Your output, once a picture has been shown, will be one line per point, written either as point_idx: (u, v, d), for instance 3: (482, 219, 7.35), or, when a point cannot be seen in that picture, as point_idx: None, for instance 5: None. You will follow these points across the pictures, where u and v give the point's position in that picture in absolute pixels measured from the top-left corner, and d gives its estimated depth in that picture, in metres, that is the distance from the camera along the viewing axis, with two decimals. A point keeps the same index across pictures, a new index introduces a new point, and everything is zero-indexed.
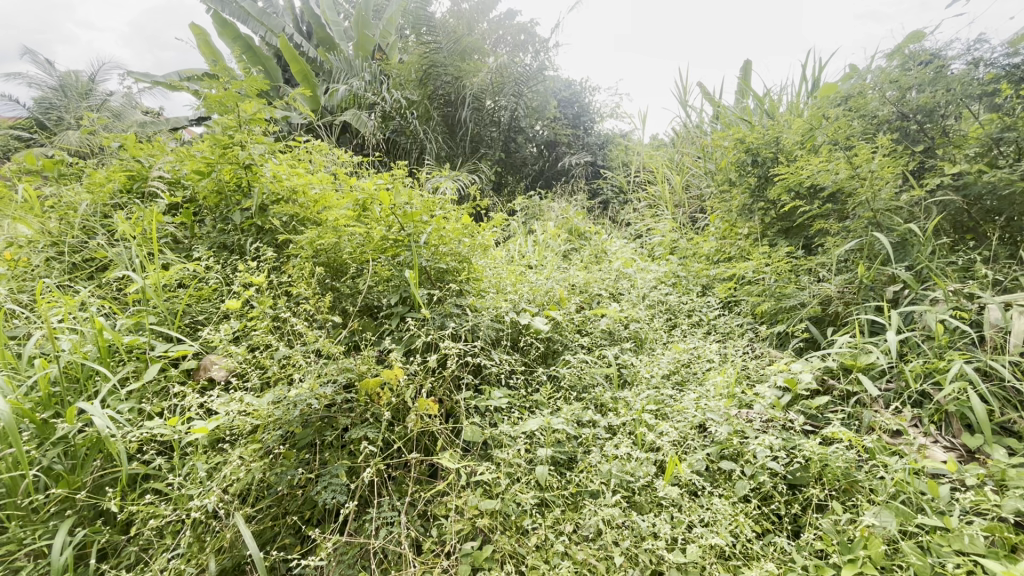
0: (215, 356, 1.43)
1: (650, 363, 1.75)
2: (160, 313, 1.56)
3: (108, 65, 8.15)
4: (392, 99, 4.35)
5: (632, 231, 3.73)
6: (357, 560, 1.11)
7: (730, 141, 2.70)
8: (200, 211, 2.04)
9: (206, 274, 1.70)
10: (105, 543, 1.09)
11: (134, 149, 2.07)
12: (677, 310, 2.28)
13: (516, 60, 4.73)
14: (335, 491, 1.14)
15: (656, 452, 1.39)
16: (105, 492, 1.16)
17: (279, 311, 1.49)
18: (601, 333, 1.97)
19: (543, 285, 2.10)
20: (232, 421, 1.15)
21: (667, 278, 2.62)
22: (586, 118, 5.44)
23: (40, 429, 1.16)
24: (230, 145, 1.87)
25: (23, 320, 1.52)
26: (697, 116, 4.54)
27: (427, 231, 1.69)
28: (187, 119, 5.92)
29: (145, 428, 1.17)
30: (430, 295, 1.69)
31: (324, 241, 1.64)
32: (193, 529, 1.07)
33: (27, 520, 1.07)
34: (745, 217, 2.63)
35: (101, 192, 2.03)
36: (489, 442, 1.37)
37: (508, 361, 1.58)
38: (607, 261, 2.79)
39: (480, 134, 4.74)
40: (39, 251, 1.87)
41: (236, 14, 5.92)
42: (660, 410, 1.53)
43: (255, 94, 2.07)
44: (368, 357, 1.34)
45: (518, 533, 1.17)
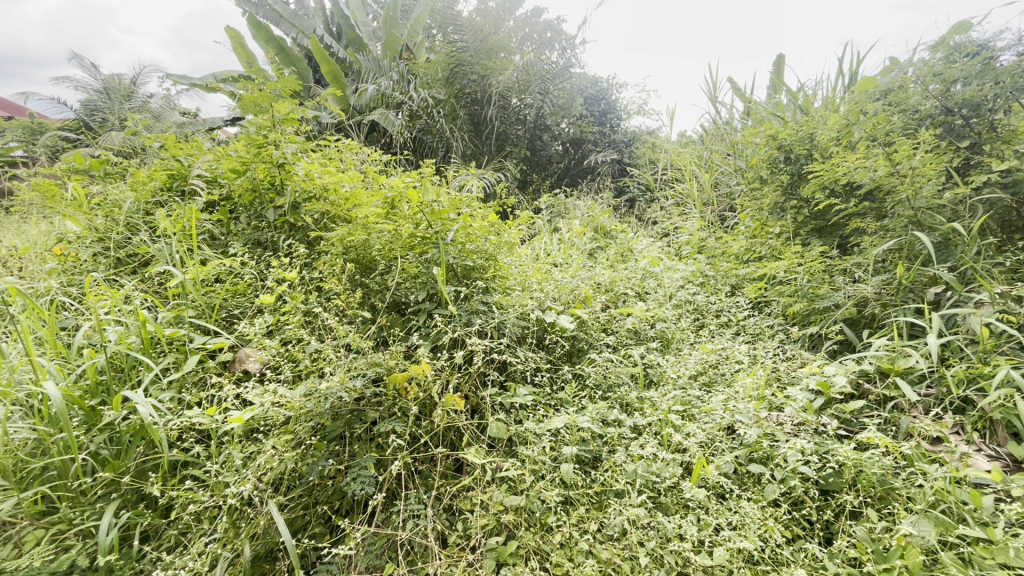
0: (250, 349, 1.47)
1: (677, 363, 1.74)
2: (199, 307, 1.62)
3: (148, 68, 8.43)
4: (419, 98, 4.41)
5: (659, 230, 3.68)
6: (385, 551, 1.14)
7: (762, 138, 2.64)
8: (236, 209, 2.10)
9: (241, 270, 1.75)
10: (146, 526, 1.14)
11: (174, 149, 2.15)
12: (705, 310, 2.25)
13: (542, 57, 4.83)
14: (364, 482, 1.16)
15: (682, 453, 1.38)
16: (148, 477, 1.21)
17: (310, 307, 1.52)
18: (626, 332, 1.95)
19: (569, 283, 2.09)
20: (266, 412, 1.19)
21: (694, 278, 2.58)
22: (612, 115, 5.37)
23: (88, 415, 1.22)
24: (265, 144, 1.94)
25: (74, 312, 1.59)
26: (727, 112, 4.47)
27: (454, 228, 1.71)
28: (222, 119, 6.12)
29: (184, 417, 1.21)
30: (457, 292, 1.70)
31: (354, 238, 1.66)
32: (229, 515, 1.11)
33: (76, 501, 1.14)
34: (777, 216, 2.56)
35: (144, 190, 2.11)
36: (514, 438, 1.37)
37: (533, 358, 1.58)
38: (634, 259, 2.76)
39: (506, 132, 4.74)
40: (87, 246, 1.97)
41: (269, 16, 6.07)
42: (687, 411, 1.52)
43: (288, 94, 2.11)
44: (395, 352, 1.36)
45: (543, 530, 1.18)
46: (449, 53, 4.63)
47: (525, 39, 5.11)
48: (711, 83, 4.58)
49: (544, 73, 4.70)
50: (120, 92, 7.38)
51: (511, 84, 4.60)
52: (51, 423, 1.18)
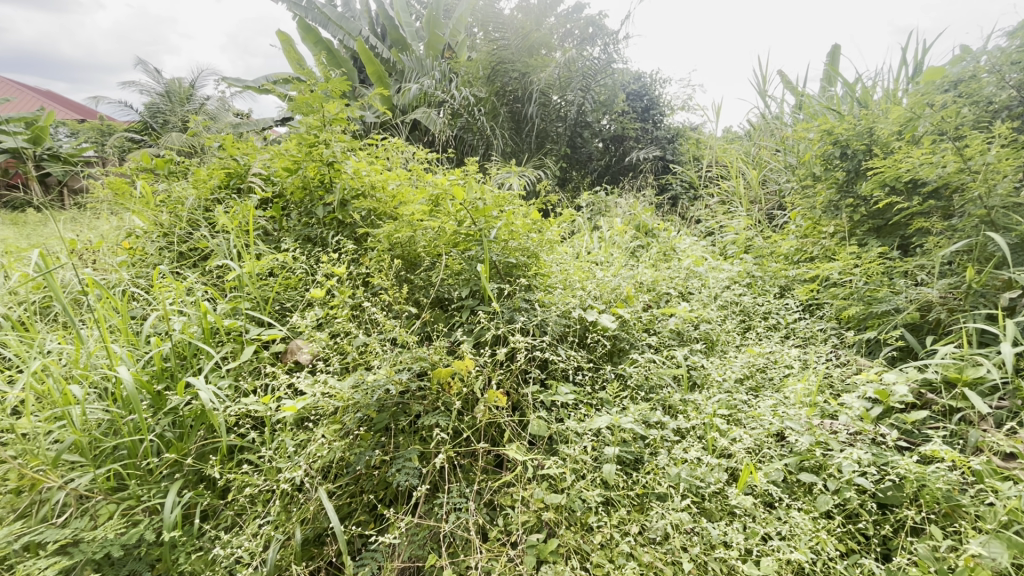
0: (301, 341, 1.53)
1: (722, 366, 1.69)
2: (254, 299, 1.70)
3: (206, 72, 8.83)
4: (461, 96, 4.47)
5: (704, 228, 3.58)
6: (427, 542, 1.16)
7: (816, 132, 2.52)
8: (288, 206, 2.19)
9: (293, 264, 1.82)
10: (206, 506, 1.20)
11: (231, 149, 2.26)
12: (752, 312, 2.19)
13: (584, 53, 4.79)
14: (408, 474, 1.18)
15: (728, 459, 1.34)
16: (208, 460, 1.28)
17: (358, 301, 1.58)
18: (669, 333, 1.90)
19: (611, 282, 2.05)
20: (317, 401, 1.24)
21: (741, 278, 2.50)
22: (655, 111, 5.11)
23: (155, 399, 1.31)
24: (316, 144, 2.01)
25: (143, 302, 1.70)
26: (777, 107, 4.30)
27: (497, 226, 1.74)
28: (273, 120, 6.37)
29: (241, 404, 1.28)
30: (500, 289, 1.70)
31: (401, 235, 1.71)
32: (281, 499, 1.16)
33: (144, 479, 1.21)
34: (831, 215, 2.43)
35: (204, 188, 2.23)
36: (555, 437, 1.37)
37: (575, 357, 1.56)
38: (677, 258, 2.69)
39: (547, 129, 4.73)
40: (153, 241, 2.10)
41: (319, 19, 6.27)
42: (732, 416, 1.48)
43: (337, 94, 2.17)
44: (439, 347, 1.38)
45: (583, 530, 1.17)
46: (490, 52, 4.67)
47: (567, 36, 5.10)
48: (761, 77, 4.41)
49: (586, 69, 4.66)
50: (178, 95, 7.68)
51: (552, 81, 4.58)
52: (123, 405, 1.27)
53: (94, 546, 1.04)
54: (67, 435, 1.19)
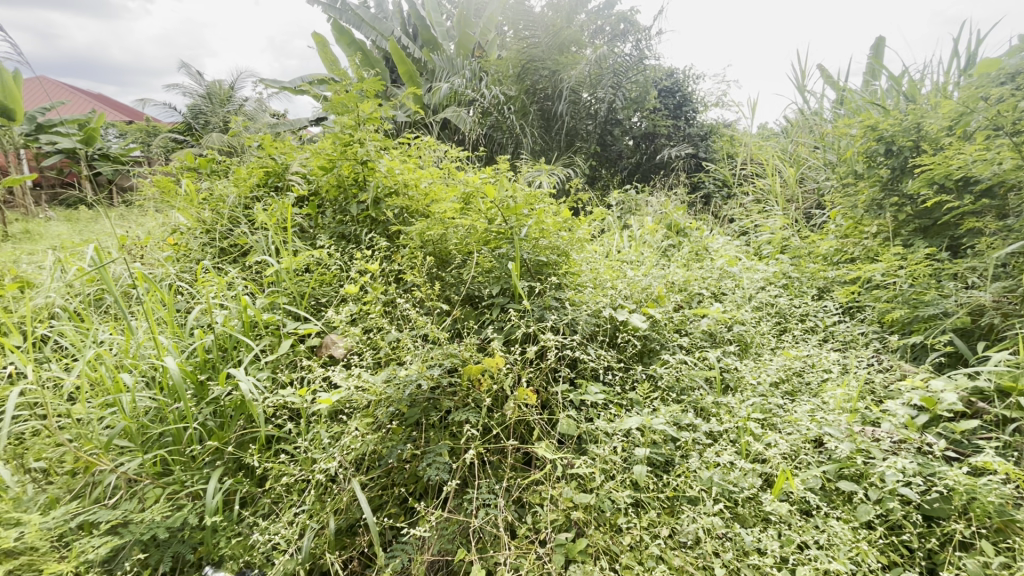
0: (336, 335, 1.57)
1: (757, 369, 1.65)
2: (291, 294, 1.75)
3: (245, 73, 9.12)
4: (491, 95, 4.55)
5: (737, 228, 3.49)
6: (457, 536, 1.17)
7: (858, 128, 2.42)
8: (323, 204, 2.24)
9: (328, 261, 1.87)
10: (245, 493, 1.25)
11: (270, 148, 2.33)
12: (788, 314, 2.13)
13: (615, 50, 4.73)
14: (439, 468, 1.19)
15: (763, 464, 1.31)
16: (247, 449, 1.33)
17: (390, 297, 1.61)
18: (701, 334, 1.87)
19: (641, 282, 2.02)
20: (351, 395, 1.26)
21: (776, 279, 2.43)
22: (688, 107, 5.00)
23: (199, 389, 1.36)
24: (351, 143, 2.05)
25: (187, 296, 1.78)
26: (816, 102, 4.16)
27: (528, 224, 1.73)
28: (308, 120, 6.52)
29: (279, 395, 1.31)
30: (530, 287, 1.70)
31: (433, 232, 1.74)
32: (316, 489, 1.19)
33: (188, 465, 1.27)
34: (874, 214, 2.33)
35: (245, 186, 2.31)
36: (585, 437, 1.36)
37: (605, 357, 1.55)
38: (710, 258, 2.64)
39: (576, 127, 4.70)
40: (196, 237, 2.19)
41: (353, 21, 6.39)
42: (767, 420, 1.44)
43: (371, 94, 2.21)
44: (470, 344, 1.39)
45: (613, 531, 1.16)
46: (520, 50, 4.67)
47: (597, 32, 5.05)
48: (800, 71, 4.27)
49: (617, 66, 4.62)
50: (218, 97, 7.95)
51: (583, 78, 4.55)
52: (170, 394, 1.33)
53: (142, 528, 1.10)
54: (118, 421, 1.25)
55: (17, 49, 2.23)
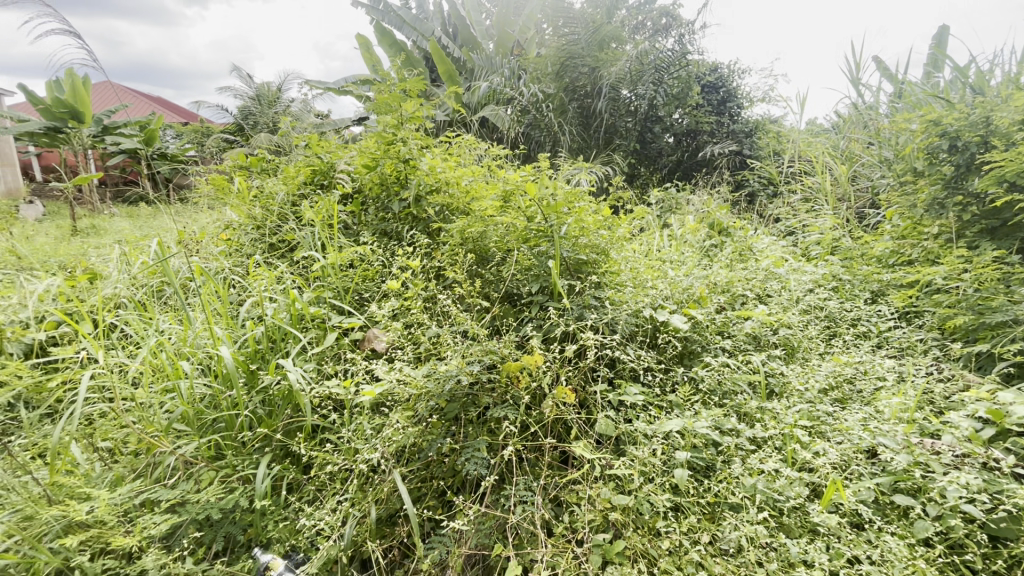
0: (378, 330, 1.60)
1: (805, 374, 1.59)
2: (336, 289, 1.81)
3: (292, 76, 9.44)
4: (529, 92, 4.64)
5: (784, 228, 3.36)
6: (494, 531, 1.18)
7: (918, 123, 2.28)
8: (366, 201, 2.30)
9: (371, 257, 1.92)
10: (291, 480, 1.30)
11: (316, 147, 2.41)
12: (838, 318, 2.04)
13: (657, 45, 4.64)
14: (477, 463, 1.21)
15: (811, 474, 1.26)
16: (294, 437, 1.38)
17: (431, 293, 1.65)
18: (745, 337, 1.81)
19: (683, 282, 1.98)
20: (393, 388, 1.29)
21: (826, 281, 2.33)
22: (733, 103, 4.83)
23: (250, 378, 1.42)
24: (394, 142, 2.10)
25: (240, 289, 1.86)
26: (872, 96, 3.96)
27: (568, 222, 1.72)
28: (351, 120, 6.69)
29: (324, 386, 1.36)
30: (570, 286, 1.69)
31: (474, 229, 1.77)
32: (358, 479, 1.22)
33: (239, 450, 1.32)
34: (934, 214, 2.20)
35: (292, 183, 2.39)
36: (623, 438, 1.34)
37: (645, 357, 1.52)
38: (755, 259, 2.55)
39: (615, 124, 4.64)
40: (247, 232, 2.29)
41: (394, 22, 6.51)
42: (815, 428, 1.38)
43: (414, 93, 2.24)
44: (509, 341, 1.39)
45: (651, 534, 1.14)
46: (559, 47, 4.64)
47: (638, 28, 4.96)
48: (855, 63, 4.07)
49: (659, 62, 4.46)
50: (266, 98, 8.26)
51: (623, 75, 4.47)
52: (223, 382, 1.40)
53: (198, 507, 1.16)
54: (177, 405, 1.33)
55: (90, 56, 2.39)
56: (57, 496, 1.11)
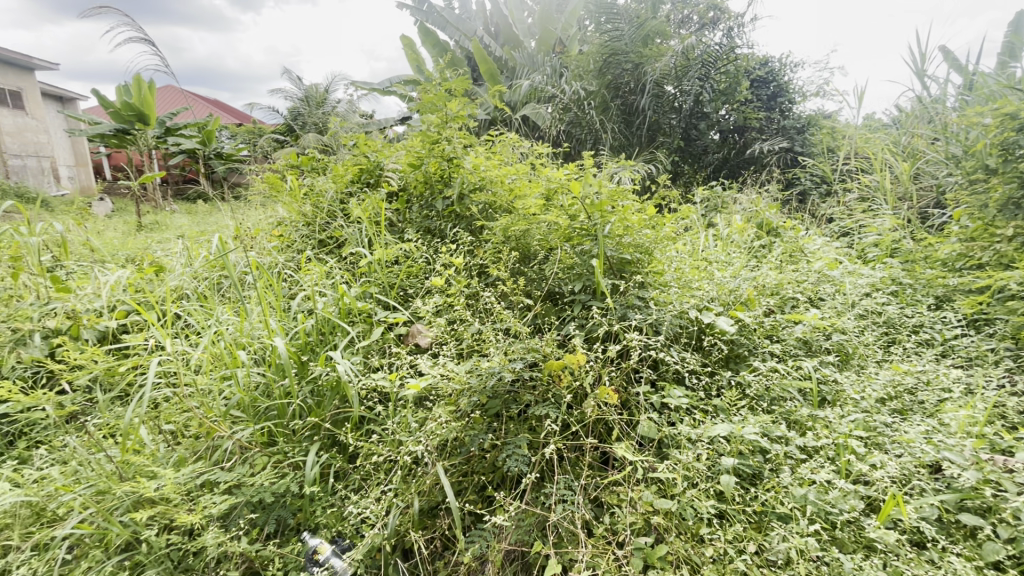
0: (422, 325, 1.64)
1: (861, 383, 1.52)
2: (382, 285, 1.86)
3: (339, 77, 9.72)
4: (571, 90, 4.63)
5: (838, 228, 3.21)
6: (533, 529, 1.18)
7: (992, 117, 2.14)
8: (411, 199, 2.35)
9: (415, 254, 1.97)
10: (338, 468, 1.34)
11: (364, 146, 2.48)
12: (898, 324, 1.92)
13: (704, 39, 4.50)
14: (519, 460, 1.21)
15: (867, 487, 1.20)
16: (341, 426, 1.42)
17: (473, 290, 1.68)
18: (795, 342, 1.74)
19: (729, 283, 1.92)
20: (437, 383, 1.32)
21: (884, 284, 2.21)
22: (784, 98, 4.65)
23: (301, 369, 1.48)
24: (438, 141, 2.14)
25: (292, 282, 1.95)
26: (938, 88, 3.72)
27: (612, 221, 1.69)
28: (395, 119, 6.83)
29: (370, 379, 1.40)
30: (613, 285, 1.67)
31: (517, 228, 1.80)
32: (402, 470, 1.25)
33: (289, 437, 1.38)
34: (1009, 214, 2.05)
35: (341, 182, 2.47)
36: (667, 441, 1.32)
37: (690, 359, 1.49)
38: (806, 261, 2.45)
39: (659, 122, 4.54)
40: (298, 229, 2.39)
41: (437, 22, 6.60)
42: (872, 439, 1.31)
43: (458, 92, 2.27)
44: (552, 340, 1.39)
45: (694, 540, 1.12)
46: (602, 44, 4.58)
47: (684, 21, 4.84)
48: (919, 54, 3.83)
49: (706, 56, 4.33)
50: (315, 99, 8.54)
51: (667, 71, 4.37)
52: (277, 371, 1.46)
53: (252, 491, 1.22)
54: (234, 392, 1.40)
55: (161, 62, 2.55)
56: (127, 473, 1.19)
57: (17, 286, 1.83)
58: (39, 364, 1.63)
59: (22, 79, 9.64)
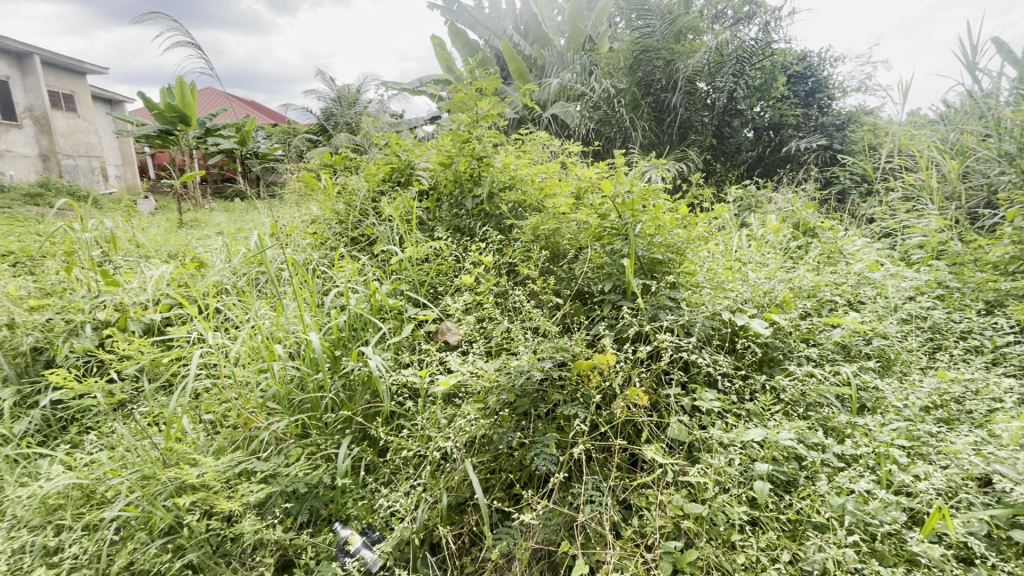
0: (451, 323, 1.66)
1: (904, 390, 1.46)
2: (412, 282, 1.89)
3: (371, 78, 9.89)
4: (601, 88, 4.59)
5: (880, 228, 3.09)
6: (561, 528, 1.18)
7: None
8: (441, 198, 2.38)
9: (445, 252, 1.99)
10: (369, 461, 1.37)
11: (395, 146, 2.52)
12: (944, 330, 1.84)
13: (739, 34, 4.38)
14: (547, 459, 1.21)
15: (910, 499, 1.15)
16: (372, 421, 1.45)
17: (502, 289, 1.68)
18: (833, 346, 1.68)
19: (764, 285, 1.87)
20: (466, 380, 1.33)
21: (930, 288, 2.11)
22: (823, 94, 4.53)
23: (334, 363, 1.52)
24: (468, 140, 2.14)
25: (326, 278, 1.99)
26: (990, 82, 3.53)
27: (644, 220, 1.66)
28: (425, 119, 6.91)
29: (401, 375, 1.42)
30: (644, 286, 1.65)
31: (547, 226, 1.80)
32: (431, 466, 1.27)
33: (322, 430, 1.41)
34: None
35: (373, 180, 2.52)
36: (698, 444, 1.30)
37: (722, 362, 1.46)
38: (846, 262, 2.37)
39: (690, 119, 4.45)
40: (331, 227, 2.45)
41: (468, 22, 6.64)
42: (915, 449, 1.26)
43: (489, 91, 2.28)
44: (581, 340, 1.38)
45: (726, 547, 1.09)
46: (633, 41, 4.48)
47: (719, 16, 4.72)
48: (970, 46, 3.64)
49: (741, 52, 4.22)
50: (347, 99, 8.71)
51: (700, 67, 4.28)
52: (311, 366, 1.50)
53: (287, 481, 1.25)
54: (271, 385, 1.45)
55: (206, 65, 2.65)
56: (171, 460, 1.24)
57: (71, 279, 1.94)
58: (90, 354, 1.72)
59: (76, 83, 10.19)
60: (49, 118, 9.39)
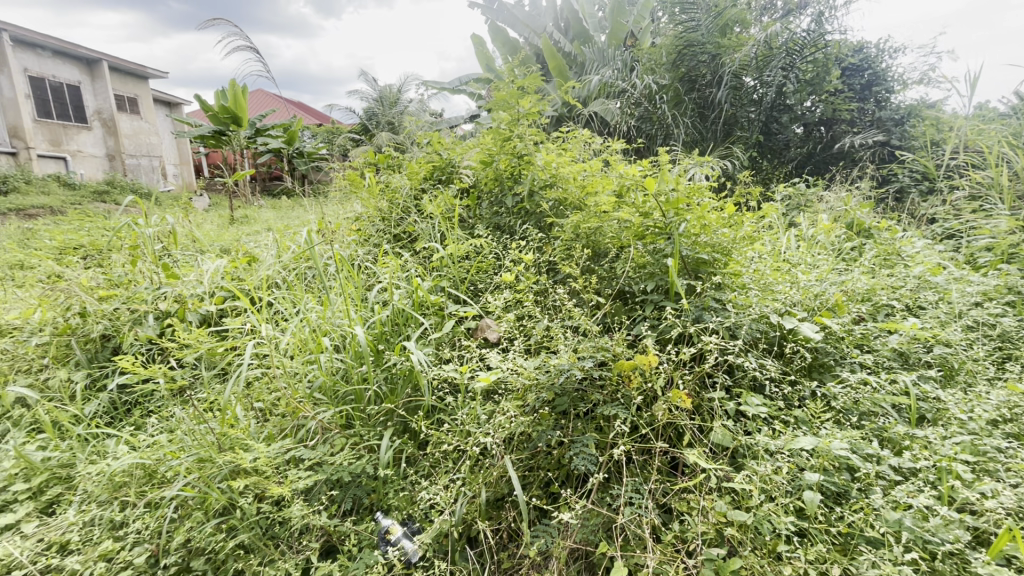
0: (491, 320, 1.67)
1: (969, 402, 1.37)
2: (453, 279, 1.92)
3: (412, 78, 10.04)
4: (643, 85, 4.50)
5: (942, 229, 2.90)
6: (599, 529, 1.17)
7: None
8: (482, 196, 2.40)
9: (485, 250, 2.01)
10: (410, 453, 1.40)
11: (438, 145, 2.56)
12: (1015, 338, 1.71)
13: (790, 25, 4.20)
14: (586, 459, 1.20)
15: (974, 517, 1.08)
16: (413, 414, 1.48)
17: (542, 287, 1.68)
18: (890, 353, 1.60)
19: (815, 287, 1.79)
20: (506, 377, 1.33)
21: (1000, 293, 1.97)
22: (881, 86, 4.29)
23: (378, 357, 1.56)
24: (509, 138, 2.15)
25: (370, 274, 2.04)
26: None
27: (688, 219, 1.62)
28: (464, 118, 6.96)
29: (442, 371, 1.44)
30: (688, 286, 1.61)
31: (588, 225, 1.78)
32: (470, 461, 1.28)
33: (365, 421, 1.45)
34: None
35: (416, 178, 2.57)
36: (742, 450, 1.26)
37: (770, 366, 1.41)
38: (904, 265, 2.24)
39: (736, 115, 4.31)
40: (375, 224, 2.51)
41: (508, 20, 6.64)
42: (981, 464, 1.18)
43: (530, 90, 2.28)
44: (623, 340, 1.36)
45: (771, 557, 1.06)
46: (677, 35, 4.38)
47: (768, 8, 4.55)
48: None
49: (792, 44, 4.05)
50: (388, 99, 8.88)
51: (747, 61, 4.14)
52: (355, 359, 1.54)
53: (333, 469, 1.29)
54: (318, 375, 1.50)
55: (261, 68, 2.76)
56: (225, 444, 1.31)
57: (136, 272, 2.06)
58: (152, 342, 1.83)
59: (140, 87, 10.82)
60: (115, 120, 10.01)
